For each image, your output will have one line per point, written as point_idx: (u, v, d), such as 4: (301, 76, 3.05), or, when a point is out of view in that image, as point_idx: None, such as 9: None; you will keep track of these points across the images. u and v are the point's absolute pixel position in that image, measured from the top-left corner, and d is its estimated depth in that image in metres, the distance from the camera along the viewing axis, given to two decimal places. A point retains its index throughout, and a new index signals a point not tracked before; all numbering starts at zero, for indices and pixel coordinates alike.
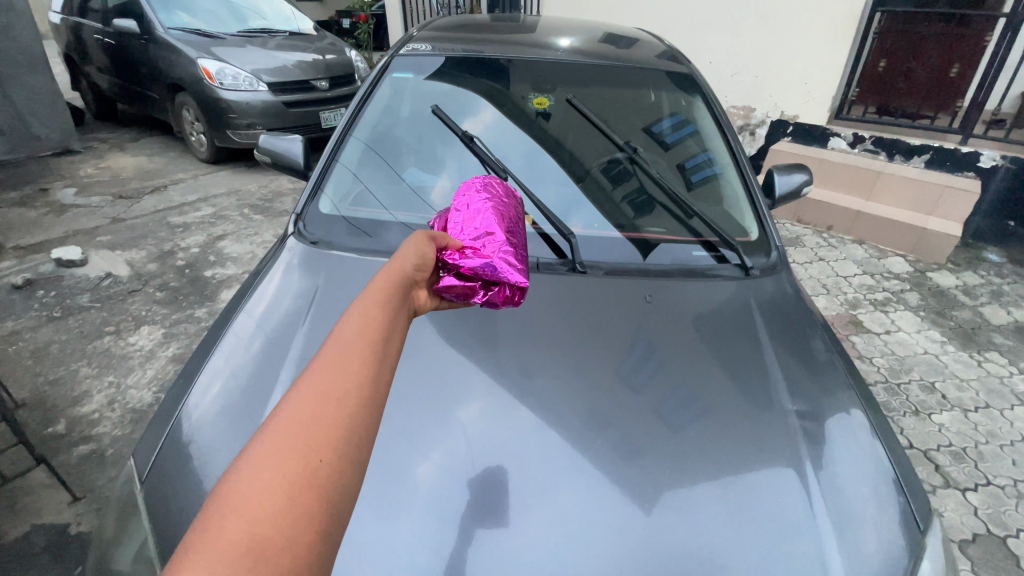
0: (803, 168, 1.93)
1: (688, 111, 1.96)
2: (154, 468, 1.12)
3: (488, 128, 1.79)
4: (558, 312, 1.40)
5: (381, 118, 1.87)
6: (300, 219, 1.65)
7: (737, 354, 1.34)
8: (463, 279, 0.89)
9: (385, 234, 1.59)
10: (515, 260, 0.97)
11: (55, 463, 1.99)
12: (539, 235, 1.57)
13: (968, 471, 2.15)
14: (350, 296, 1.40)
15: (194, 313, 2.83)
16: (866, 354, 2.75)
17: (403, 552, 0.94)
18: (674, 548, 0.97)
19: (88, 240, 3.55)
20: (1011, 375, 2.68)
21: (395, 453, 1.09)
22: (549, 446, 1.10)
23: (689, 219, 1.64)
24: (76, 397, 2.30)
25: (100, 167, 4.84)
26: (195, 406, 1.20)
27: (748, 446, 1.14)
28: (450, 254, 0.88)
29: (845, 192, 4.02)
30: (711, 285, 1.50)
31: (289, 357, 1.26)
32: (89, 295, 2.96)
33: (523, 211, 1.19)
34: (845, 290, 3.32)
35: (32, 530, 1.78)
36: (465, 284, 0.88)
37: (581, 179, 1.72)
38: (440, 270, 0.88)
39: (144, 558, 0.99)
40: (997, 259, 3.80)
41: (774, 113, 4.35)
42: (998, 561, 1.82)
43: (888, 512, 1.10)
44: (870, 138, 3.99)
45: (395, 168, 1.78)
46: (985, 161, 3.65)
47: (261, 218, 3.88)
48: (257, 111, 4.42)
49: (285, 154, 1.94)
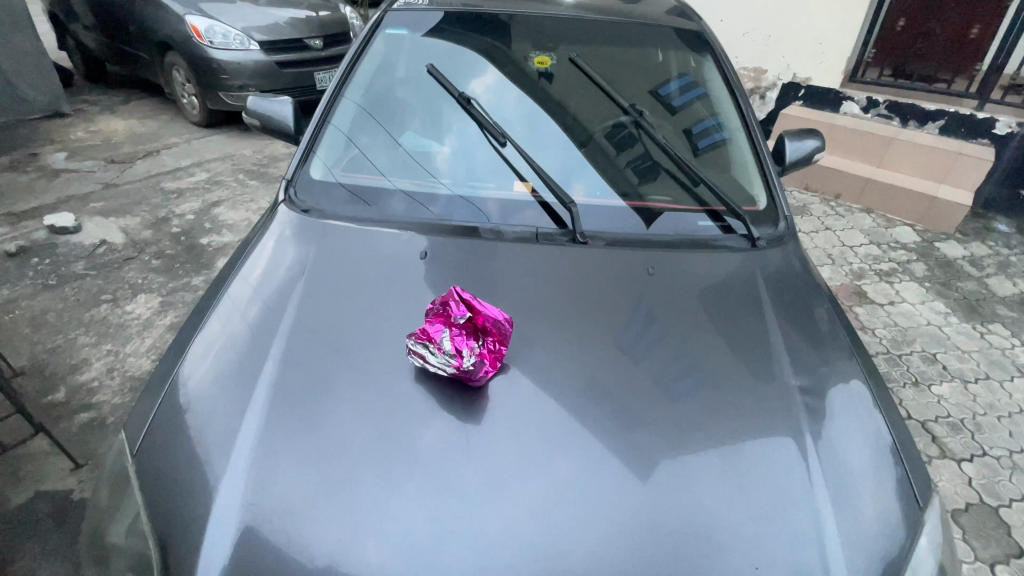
0: (815, 134, 1.86)
1: (697, 72, 1.87)
2: (146, 440, 1.11)
3: (487, 90, 1.71)
4: (557, 283, 1.36)
5: (375, 79, 1.78)
6: (291, 185, 1.59)
7: (739, 326, 1.31)
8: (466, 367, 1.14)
9: (382, 201, 1.54)
10: (486, 379, 1.15)
11: (55, 431, 2.01)
12: (539, 204, 1.51)
13: (966, 442, 2.16)
14: (344, 266, 1.37)
15: (191, 281, 2.80)
16: (868, 325, 2.73)
17: (398, 524, 0.93)
18: (671, 520, 0.96)
19: (81, 206, 3.49)
20: (1014, 347, 2.66)
21: (391, 424, 1.07)
22: (547, 418, 1.09)
23: (695, 187, 1.58)
24: (75, 365, 2.30)
25: (92, 131, 4.72)
26: (190, 376, 1.19)
27: (747, 417, 1.13)
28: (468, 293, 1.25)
29: (857, 159, 3.91)
30: (716, 255, 1.46)
31: (282, 326, 1.24)
32: (84, 263, 2.93)
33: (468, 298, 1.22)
34: (851, 260, 3.28)
35: (36, 497, 1.80)
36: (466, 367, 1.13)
37: (584, 144, 1.66)
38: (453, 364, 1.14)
39: (137, 531, 0.98)
40: (1006, 229, 3.74)
41: (786, 75, 4.18)
42: (990, 530, 1.85)
43: (885, 484, 1.09)
44: (884, 102, 3.84)
45: (391, 132, 1.71)
46: (1001, 128, 3.54)
47: (257, 183, 3.81)
48: (249, 71, 4.26)
49: (276, 118, 1.86)
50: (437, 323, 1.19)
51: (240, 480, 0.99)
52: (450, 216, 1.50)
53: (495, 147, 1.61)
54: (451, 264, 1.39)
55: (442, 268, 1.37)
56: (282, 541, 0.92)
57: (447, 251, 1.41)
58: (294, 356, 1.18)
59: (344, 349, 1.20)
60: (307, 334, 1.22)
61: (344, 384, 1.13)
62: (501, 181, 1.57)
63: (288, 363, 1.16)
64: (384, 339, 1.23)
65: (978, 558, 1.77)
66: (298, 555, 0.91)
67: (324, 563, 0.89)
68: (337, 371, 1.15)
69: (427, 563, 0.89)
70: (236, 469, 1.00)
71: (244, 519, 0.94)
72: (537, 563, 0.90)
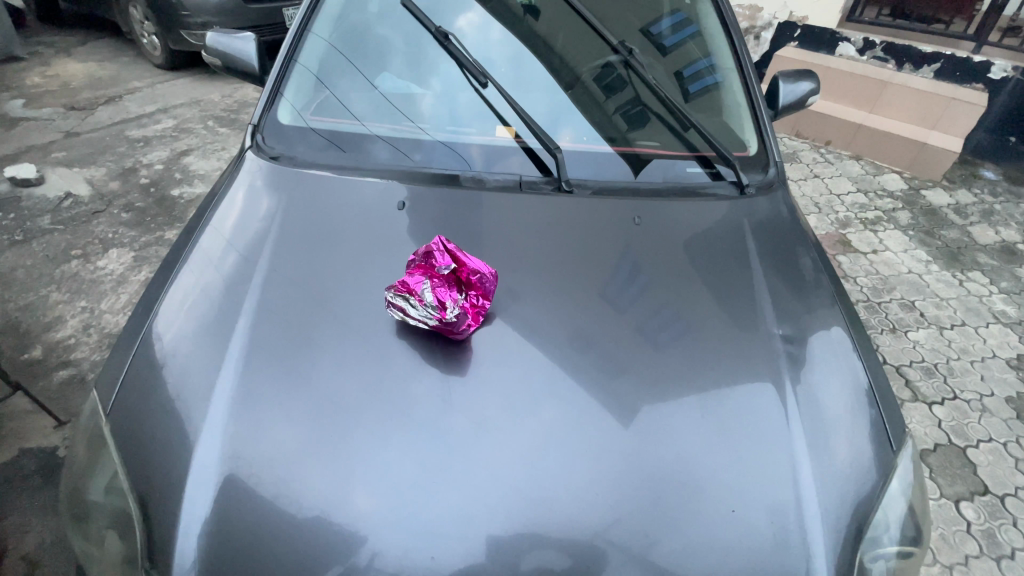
0: (810, 75, 1.78)
1: (689, 10, 1.79)
2: (119, 400, 1.08)
3: (467, 26, 1.60)
4: (541, 234, 1.32)
5: (348, 15, 1.67)
6: (259, 130, 1.50)
7: (724, 274, 1.30)
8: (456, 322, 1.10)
9: (360, 147, 1.46)
10: (469, 333, 1.13)
11: (34, 390, 1.98)
12: (524, 150, 1.44)
13: (937, 385, 2.24)
14: (319, 216, 1.31)
15: (165, 235, 2.71)
16: (851, 273, 2.75)
17: (383, 475, 0.93)
18: (654, 466, 0.98)
19: (42, 157, 3.30)
20: (991, 294, 2.72)
21: (372, 376, 1.05)
22: (529, 369, 1.08)
23: (685, 131, 1.52)
24: (50, 322, 2.25)
25: (47, 75, 4.40)
26: (163, 332, 1.16)
27: (730, 364, 1.13)
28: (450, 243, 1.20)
29: (849, 104, 3.82)
30: (704, 203, 1.42)
31: (256, 279, 1.20)
32: (50, 217, 2.80)
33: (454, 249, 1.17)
34: (837, 209, 3.26)
35: (21, 453, 1.80)
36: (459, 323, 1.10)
37: (570, 86, 1.57)
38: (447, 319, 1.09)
39: (116, 490, 0.98)
40: (992, 176, 3.74)
41: (783, 14, 3.98)
42: (954, 468, 1.96)
43: (859, 426, 1.12)
44: (881, 44, 3.70)
45: (365, 73, 1.60)
46: (996, 72, 3.46)
47: (228, 131, 3.63)
48: (212, 7, 3.95)
49: (240, 57, 1.73)
50: (418, 275, 1.15)
51: (220, 434, 0.98)
52: (430, 164, 1.43)
53: (476, 89, 1.52)
54: (431, 214, 1.33)
55: (422, 218, 1.32)
56: (267, 492, 0.92)
57: (426, 200, 1.35)
58: (270, 308, 1.14)
59: (323, 301, 1.16)
60: (283, 286, 1.18)
61: (323, 336, 1.10)
62: (483, 126, 1.49)
63: (264, 316, 1.13)
64: (364, 292, 1.19)
65: (944, 495, 1.88)
66: (284, 507, 0.91)
67: (309, 514, 0.90)
68: (315, 323, 1.12)
69: (412, 511, 0.90)
70: (215, 423, 0.99)
71: (226, 472, 0.94)
72: (520, 509, 0.91)
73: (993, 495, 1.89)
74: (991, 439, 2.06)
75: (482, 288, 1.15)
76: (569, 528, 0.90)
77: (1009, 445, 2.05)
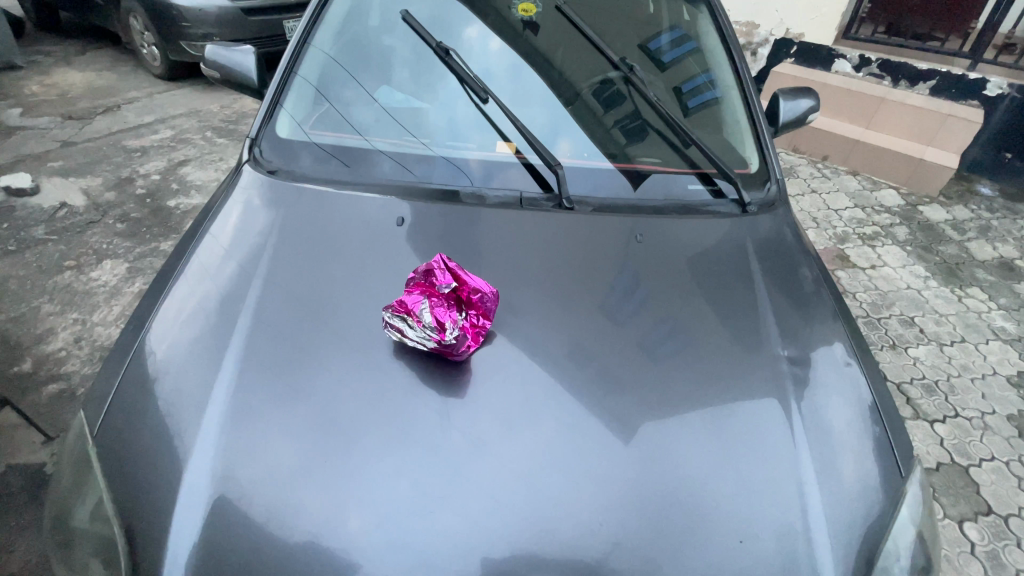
0: (810, 93, 1.79)
1: (688, 26, 1.80)
2: (107, 422, 1.05)
3: (466, 41, 1.60)
4: (542, 250, 1.31)
5: (349, 28, 1.67)
6: (257, 143, 1.49)
7: (726, 292, 1.28)
8: (457, 343, 1.08)
9: (360, 161, 1.44)
10: (469, 353, 1.10)
11: (23, 404, 1.94)
12: (524, 166, 1.43)
13: (938, 403, 2.22)
14: (318, 232, 1.30)
15: (160, 247, 2.68)
16: (850, 289, 2.75)
17: (378, 499, 0.90)
18: (659, 492, 0.95)
19: (38, 166, 3.28)
20: (990, 310, 2.72)
21: (368, 394, 1.03)
22: (530, 387, 1.06)
23: (686, 147, 1.51)
24: (40, 334, 2.21)
25: (46, 84, 4.41)
26: (156, 347, 1.14)
27: (732, 383, 1.11)
28: (451, 261, 1.18)
29: (846, 120, 3.85)
30: (706, 220, 1.41)
31: (251, 295, 1.18)
32: (45, 227, 2.78)
33: (453, 265, 1.14)
34: (835, 224, 3.28)
35: (6, 470, 1.76)
36: (459, 343, 1.08)
37: (570, 101, 1.57)
38: (448, 339, 1.07)
39: (102, 517, 0.94)
40: (988, 192, 3.77)
41: (779, 30, 4.05)
42: (957, 487, 1.94)
43: (865, 447, 1.10)
44: (876, 61, 3.75)
45: (365, 87, 1.60)
46: (991, 89, 3.52)
47: (226, 141, 3.62)
48: (212, 19, 3.96)
49: (240, 71, 1.72)
50: (417, 294, 1.13)
51: (211, 453, 0.95)
52: (430, 179, 1.42)
53: (476, 104, 1.51)
54: (432, 230, 1.32)
55: (422, 235, 1.31)
56: (259, 516, 0.89)
57: (427, 216, 1.34)
58: (266, 323, 1.12)
59: (320, 317, 1.14)
60: (280, 300, 1.17)
61: (320, 353, 1.08)
62: (483, 141, 1.48)
63: (259, 330, 1.11)
64: (362, 310, 1.17)
65: (947, 515, 1.85)
66: (277, 530, 0.88)
67: (302, 538, 0.87)
68: (311, 341, 1.10)
69: (408, 536, 0.87)
70: (207, 441, 0.96)
71: (217, 494, 0.91)
72: (520, 534, 0.89)
73: (997, 514, 1.87)
74: (993, 458, 2.04)
75: (484, 306, 1.13)
76: (571, 553, 0.88)
77: (1011, 463, 2.03)
